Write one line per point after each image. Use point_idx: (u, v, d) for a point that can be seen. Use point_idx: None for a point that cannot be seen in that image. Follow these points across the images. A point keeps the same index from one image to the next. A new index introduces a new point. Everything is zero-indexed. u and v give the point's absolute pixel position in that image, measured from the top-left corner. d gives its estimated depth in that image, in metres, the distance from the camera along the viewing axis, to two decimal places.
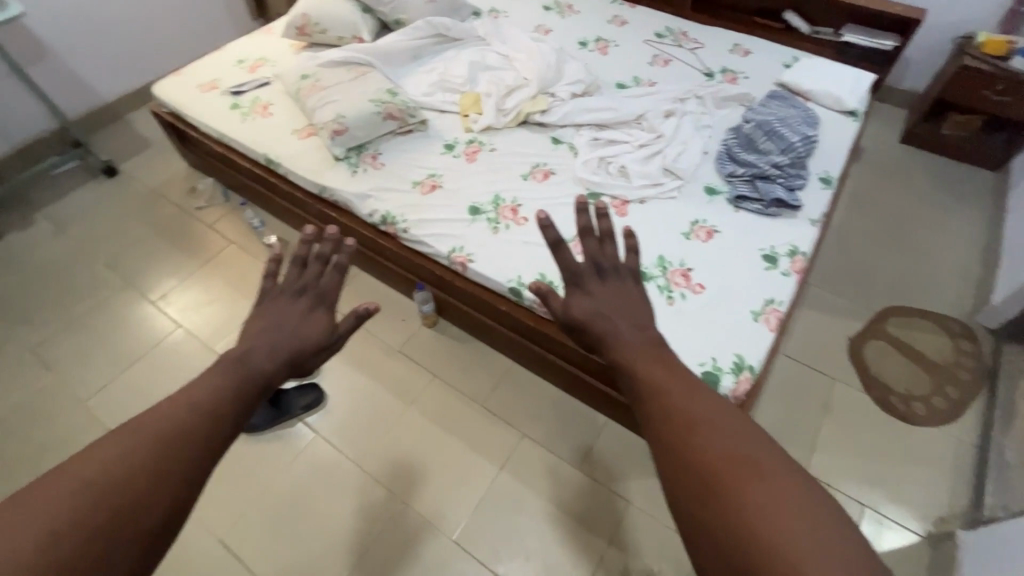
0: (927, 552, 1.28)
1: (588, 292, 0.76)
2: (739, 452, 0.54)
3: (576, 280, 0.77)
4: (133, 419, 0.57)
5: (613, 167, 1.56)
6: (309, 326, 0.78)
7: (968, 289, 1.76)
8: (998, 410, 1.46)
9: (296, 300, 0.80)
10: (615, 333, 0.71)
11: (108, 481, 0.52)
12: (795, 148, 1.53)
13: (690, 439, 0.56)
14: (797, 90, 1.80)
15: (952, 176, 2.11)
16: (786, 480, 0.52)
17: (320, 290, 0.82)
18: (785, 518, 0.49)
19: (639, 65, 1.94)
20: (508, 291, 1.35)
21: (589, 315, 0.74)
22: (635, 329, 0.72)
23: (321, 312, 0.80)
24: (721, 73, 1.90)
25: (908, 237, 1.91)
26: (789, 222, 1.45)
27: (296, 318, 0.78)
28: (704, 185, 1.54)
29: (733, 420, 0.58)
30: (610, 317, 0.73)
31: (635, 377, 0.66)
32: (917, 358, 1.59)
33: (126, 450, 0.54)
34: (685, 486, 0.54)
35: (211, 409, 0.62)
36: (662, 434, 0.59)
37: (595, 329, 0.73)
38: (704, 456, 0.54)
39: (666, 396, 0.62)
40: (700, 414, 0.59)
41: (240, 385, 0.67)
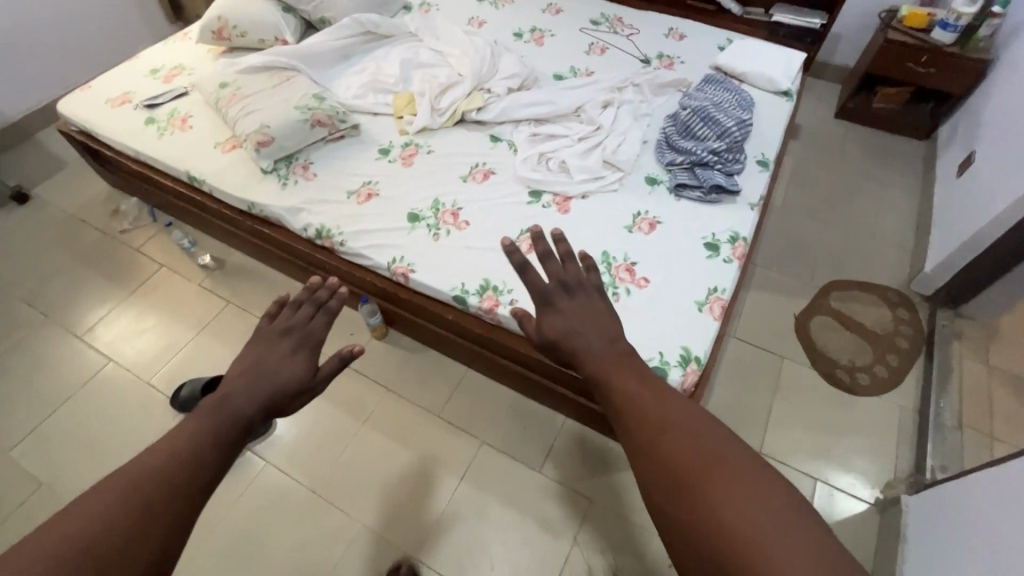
0: (876, 518, 1.33)
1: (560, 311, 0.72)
2: (709, 455, 0.53)
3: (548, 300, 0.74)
4: (112, 473, 0.56)
5: (553, 163, 1.54)
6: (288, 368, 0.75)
7: (903, 259, 1.82)
8: (934, 375, 1.53)
9: (280, 340, 0.78)
10: (584, 347, 0.69)
11: (88, 538, 0.50)
12: (730, 133, 1.53)
13: (661, 446, 0.55)
14: (731, 73, 1.81)
15: (884, 147, 2.18)
16: (754, 480, 0.51)
17: (307, 332, 0.80)
18: (753, 510, 0.48)
19: (576, 55, 1.92)
20: (453, 299, 1.31)
21: (564, 331, 0.71)
22: (603, 340, 0.70)
23: (303, 353, 0.78)
24: (657, 59, 1.89)
25: (845, 211, 1.97)
26: (729, 207, 1.45)
27: (278, 358, 0.75)
28: (645, 175, 1.53)
29: (703, 423, 0.57)
30: (580, 330, 0.71)
31: (606, 387, 0.65)
32: (860, 330, 1.64)
33: (106, 505, 0.53)
34: (655, 491, 0.54)
35: (194, 452, 0.61)
36: (636, 442, 0.58)
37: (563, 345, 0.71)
38: (674, 461, 0.54)
39: (637, 402, 0.61)
40: (669, 415, 0.58)
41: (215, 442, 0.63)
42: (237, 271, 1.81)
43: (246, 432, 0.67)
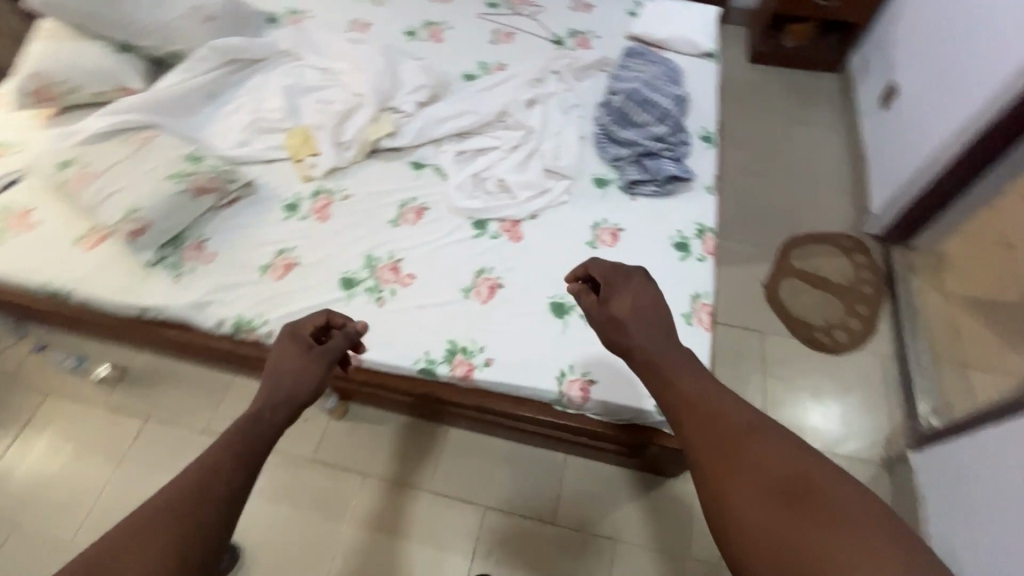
0: (886, 479, 1.34)
1: (626, 296, 0.91)
2: (785, 467, 0.66)
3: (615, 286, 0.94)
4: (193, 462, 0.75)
5: (491, 183, 1.36)
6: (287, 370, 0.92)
7: (847, 201, 1.83)
8: (902, 317, 1.55)
9: (287, 345, 0.96)
10: (644, 343, 0.85)
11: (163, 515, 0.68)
12: (669, 115, 1.42)
13: (737, 453, 0.69)
14: (651, 41, 1.68)
15: (802, 86, 2.17)
16: (833, 494, 0.63)
17: (297, 333, 0.99)
18: (839, 536, 0.59)
19: (482, 48, 1.71)
20: (419, 373, 1.14)
21: (628, 318, 0.88)
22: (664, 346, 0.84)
23: (297, 352, 0.95)
24: (570, 38, 1.73)
25: (783, 161, 1.94)
26: (687, 196, 1.35)
27: (286, 357, 0.94)
28: (592, 177, 1.39)
29: (776, 436, 0.70)
30: (640, 323, 0.87)
31: (674, 390, 0.78)
32: (826, 285, 1.63)
33: (181, 487, 0.71)
34: (743, 506, 0.65)
35: (245, 441, 0.80)
36: (709, 444, 0.71)
37: (625, 335, 0.87)
38: (754, 471, 0.67)
39: (720, 423, 0.72)
40: (752, 444, 0.69)
41: (232, 450, 0.79)
42: (146, 377, 1.52)
43: (276, 428, 0.86)
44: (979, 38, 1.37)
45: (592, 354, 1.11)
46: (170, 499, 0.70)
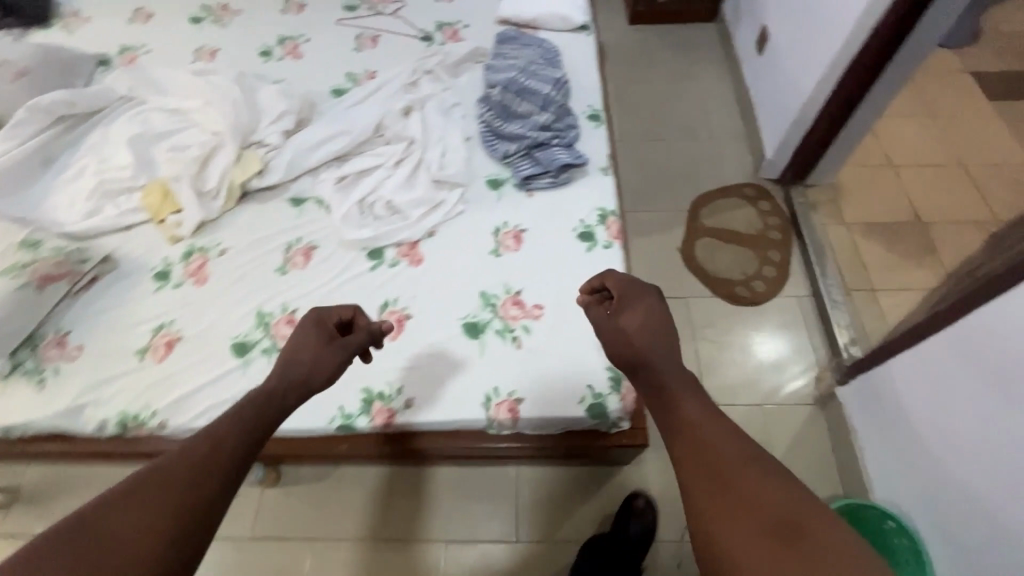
0: (821, 417, 1.38)
1: (636, 307, 0.88)
2: (780, 503, 0.59)
3: (630, 298, 0.90)
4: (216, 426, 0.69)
5: (379, 207, 1.26)
6: (301, 357, 0.85)
7: (743, 149, 1.85)
8: (811, 256, 1.60)
9: (309, 336, 0.89)
10: (651, 358, 0.80)
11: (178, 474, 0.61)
12: (551, 100, 1.36)
13: (737, 485, 0.61)
14: (522, 22, 1.62)
15: (683, 41, 2.17)
16: (834, 542, 0.56)
17: (322, 322, 0.92)
18: None
19: (346, 59, 1.59)
20: (337, 430, 1.05)
21: (636, 329, 0.84)
22: (671, 371, 0.78)
23: (316, 335, 0.89)
24: (438, 31, 1.63)
25: (677, 121, 1.94)
26: (585, 181, 1.31)
27: (306, 348, 0.86)
28: (485, 179, 1.32)
29: (773, 469, 0.63)
30: (650, 338, 0.83)
31: (675, 409, 0.73)
32: (737, 238, 1.66)
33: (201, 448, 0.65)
34: (728, 542, 0.58)
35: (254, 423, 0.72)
36: (701, 481, 0.64)
37: (634, 345, 0.82)
38: (748, 504, 0.60)
39: (716, 450, 0.66)
40: (748, 478, 0.62)
41: (237, 420, 0.71)
42: (42, 493, 1.35)
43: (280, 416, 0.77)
44: None
45: (515, 370, 1.06)
46: (188, 454, 0.63)
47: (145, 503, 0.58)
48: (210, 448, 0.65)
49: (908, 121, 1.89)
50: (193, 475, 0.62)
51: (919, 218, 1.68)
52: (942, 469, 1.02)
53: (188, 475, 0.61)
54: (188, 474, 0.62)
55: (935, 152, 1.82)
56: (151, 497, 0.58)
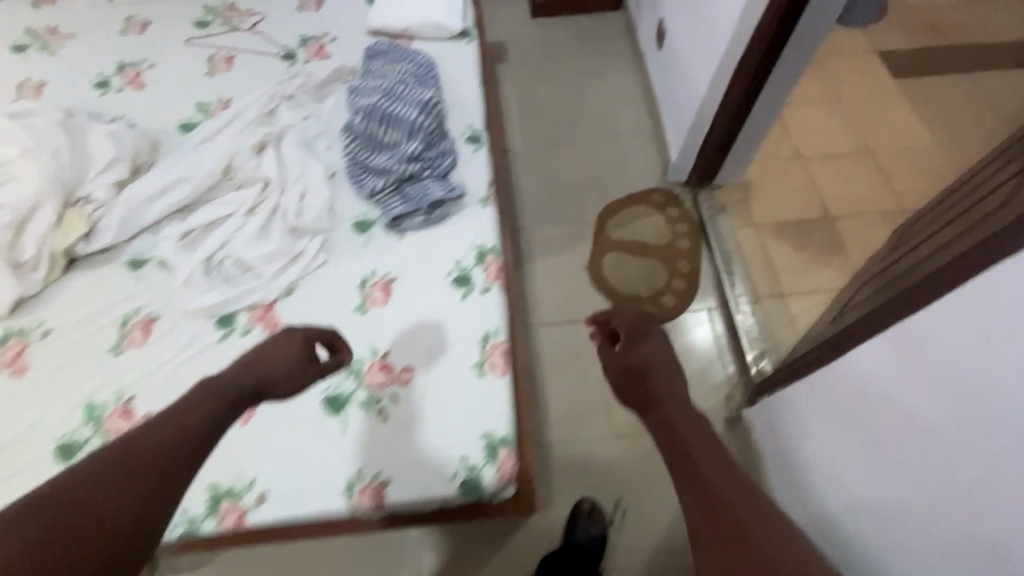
0: (732, 439, 1.34)
1: (650, 342, 1.02)
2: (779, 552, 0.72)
3: (642, 334, 1.03)
4: (161, 428, 0.77)
5: (227, 266, 1.12)
6: (269, 372, 0.90)
7: (651, 151, 1.77)
8: (718, 265, 1.54)
9: (284, 346, 0.92)
10: (671, 405, 0.94)
11: (113, 472, 0.70)
12: (419, 126, 1.23)
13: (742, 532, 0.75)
14: (395, 32, 1.46)
15: (588, 33, 2.04)
16: None
17: (302, 335, 0.94)
18: None
19: (197, 86, 1.41)
20: (182, 537, 0.92)
21: (652, 364, 0.98)
22: (678, 406, 0.94)
23: (298, 346, 0.92)
24: (302, 47, 1.46)
25: (582, 124, 1.84)
26: (462, 215, 1.20)
27: (273, 358, 0.90)
28: (351, 221, 1.19)
29: (773, 520, 0.77)
30: (661, 373, 0.98)
31: (692, 460, 0.85)
32: (645, 250, 1.58)
33: (144, 449, 0.74)
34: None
35: (200, 433, 0.79)
36: (714, 528, 0.78)
37: (649, 381, 0.97)
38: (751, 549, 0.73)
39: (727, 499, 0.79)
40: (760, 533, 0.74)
41: (195, 429, 0.79)
42: None
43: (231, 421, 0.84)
44: None
45: (381, 447, 0.95)
46: (137, 451, 0.73)
47: (117, 486, 0.69)
48: (162, 448, 0.75)
49: (814, 109, 1.84)
50: (156, 471, 0.73)
51: (826, 213, 1.64)
52: (837, 496, 0.95)
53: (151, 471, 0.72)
54: (155, 464, 0.73)
55: (841, 140, 1.77)
56: (89, 487, 0.68)
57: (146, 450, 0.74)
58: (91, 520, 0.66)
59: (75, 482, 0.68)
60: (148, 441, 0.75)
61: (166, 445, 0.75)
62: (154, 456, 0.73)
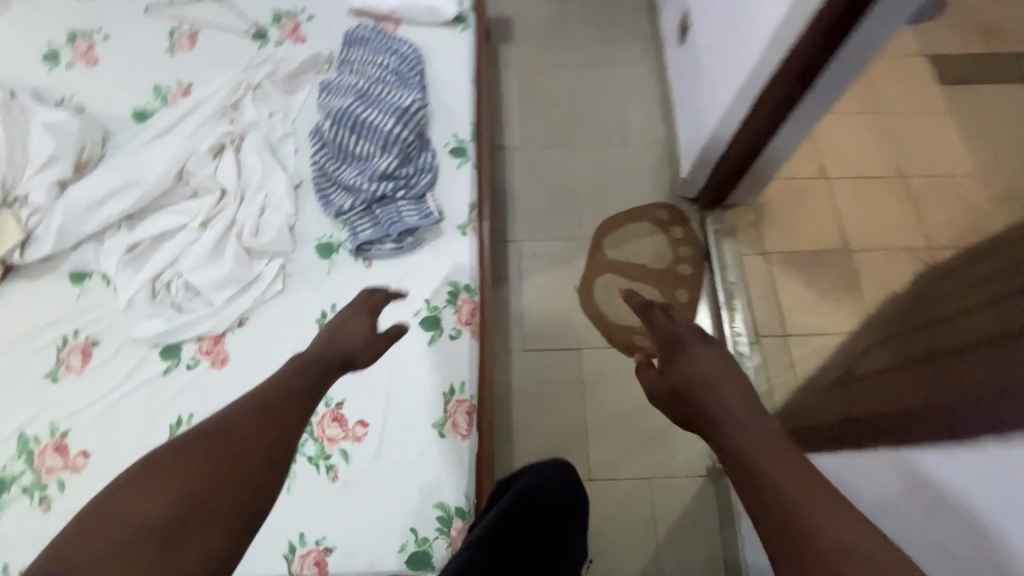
0: (712, 491, 1.27)
1: (693, 356, 0.64)
2: None
3: (678, 344, 0.66)
4: (262, 393, 0.61)
5: (175, 289, 1.02)
6: (345, 341, 0.74)
7: (660, 159, 1.60)
8: (720, 297, 1.42)
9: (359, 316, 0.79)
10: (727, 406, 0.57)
11: (218, 441, 0.54)
12: (394, 138, 1.09)
13: None
14: (379, 14, 1.29)
15: (604, 13, 1.83)
16: None
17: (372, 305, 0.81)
18: None
19: (156, 66, 1.26)
20: None
21: (703, 379, 0.61)
22: (753, 427, 0.54)
23: (366, 319, 0.79)
24: (276, 26, 1.30)
25: (588, 123, 1.67)
26: (437, 243, 1.08)
27: (350, 326, 0.76)
28: (314, 242, 1.07)
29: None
30: (714, 386, 0.59)
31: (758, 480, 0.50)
32: (641, 274, 1.46)
33: (242, 416, 0.57)
34: None
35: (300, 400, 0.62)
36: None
37: (700, 398, 0.59)
38: None
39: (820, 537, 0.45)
40: None
41: (288, 395, 0.62)
42: None
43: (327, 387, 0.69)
44: None
45: (327, 511, 0.89)
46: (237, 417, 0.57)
47: (234, 445, 0.54)
48: (259, 413, 0.58)
49: (848, 120, 1.65)
50: (260, 452, 0.55)
51: (846, 245, 1.50)
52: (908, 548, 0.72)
53: (255, 452, 0.54)
54: (264, 440, 0.56)
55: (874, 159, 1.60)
56: (194, 464, 0.52)
57: (246, 423, 0.57)
58: (219, 506, 0.50)
59: (180, 460, 0.52)
60: (246, 411, 0.58)
61: (262, 420, 0.58)
62: (256, 434, 0.56)
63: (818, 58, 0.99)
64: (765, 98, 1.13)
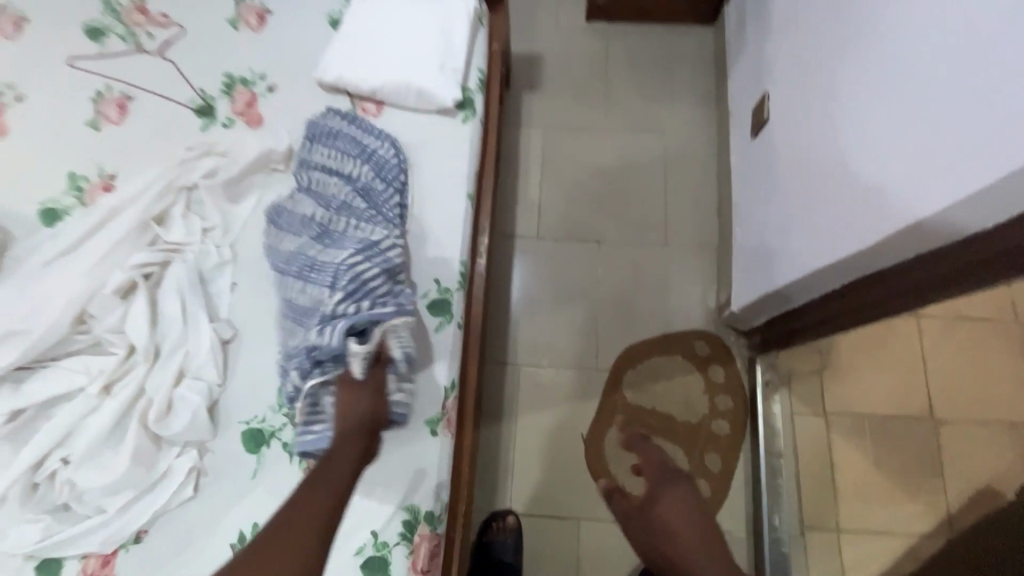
0: None
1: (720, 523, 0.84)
2: None
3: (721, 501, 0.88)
4: (311, 482, 0.72)
5: (58, 486, 0.79)
6: (356, 412, 0.76)
7: (705, 269, 1.30)
8: (762, 472, 1.13)
9: (364, 395, 0.77)
10: None
11: (280, 527, 0.68)
12: (346, 270, 0.81)
13: None
14: (359, 94, 0.99)
15: (659, 59, 1.46)
16: None
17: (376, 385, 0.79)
18: None
19: (74, 145, 0.99)
20: None
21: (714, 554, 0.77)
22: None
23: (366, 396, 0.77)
24: (226, 98, 1.01)
25: (623, 210, 1.35)
26: (399, 443, 0.82)
27: (359, 402, 0.77)
28: (241, 428, 0.84)
29: None
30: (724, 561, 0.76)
31: None
32: (663, 428, 1.18)
33: (296, 507, 0.70)
34: None
35: (331, 489, 0.71)
36: None
37: None
38: None
39: None
40: None
41: (325, 484, 0.72)
42: None
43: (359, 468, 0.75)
44: (891, 90, 0.74)
45: None
46: (292, 510, 0.70)
47: (290, 538, 0.67)
48: (306, 502, 0.70)
49: None
50: (316, 537, 0.68)
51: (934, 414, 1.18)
52: None
53: (310, 538, 0.68)
54: (318, 526, 0.69)
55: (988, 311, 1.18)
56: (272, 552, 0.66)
57: (316, 491, 0.71)
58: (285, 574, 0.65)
59: (274, 532, 0.68)
60: (314, 480, 0.72)
61: (327, 489, 0.72)
62: (326, 501, 0.71)
63: (991, 263, 0.66)
64: (891, 272, 0.80)
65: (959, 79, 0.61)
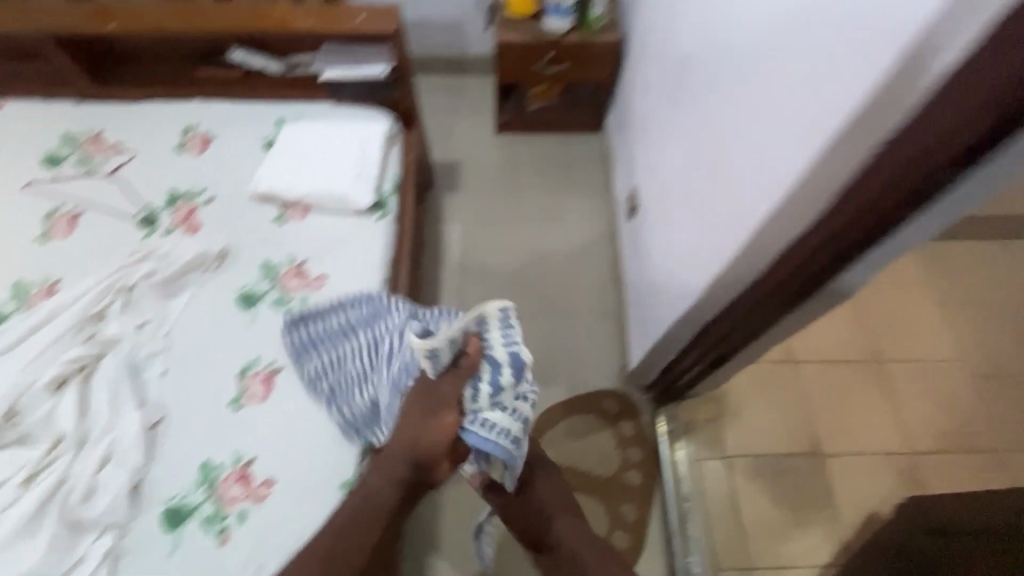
0: None
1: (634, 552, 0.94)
2: None
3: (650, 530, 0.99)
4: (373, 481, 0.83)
5: None
6: (421, 428, 0.78)
7: (609, 334, 1.46)
8: (673, 517, 1.22)
9: (432, 409, 0.78)
10: None
11: (347, 517, 0.82)
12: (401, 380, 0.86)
13: None
14: (287, 201, 1.16)
15: (557, 160, 1.73)
16: None
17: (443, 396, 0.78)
18: None
19: (23, 257, 1.10)
20: None
21: None
22: None
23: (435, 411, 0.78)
24: (169, 210, 1.16)
25: (534, 288, 1.53)
26: (315, 508, 0.88)
27: (422, 424, 0.78)
28: (162, 506, 0.88)
29: None
30: None
31: None
32: (581, 483, 1.27)
33: (358, 501, 0.83)
34: None
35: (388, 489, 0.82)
36: None
37: None
38: None
39: None
40: None
41: (387, 485, 0.82)
42: None
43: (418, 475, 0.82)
44: (696, 180, 0.96)
45: None
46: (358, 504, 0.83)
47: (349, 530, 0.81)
48: (367, 500, 0.82)
49: None
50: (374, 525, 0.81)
51: (818, 448, 1.32)
52: None
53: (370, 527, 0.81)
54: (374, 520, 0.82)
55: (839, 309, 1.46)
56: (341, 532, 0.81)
57: (376, 491, 0.82)
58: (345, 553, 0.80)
59: (338, 519, 0.82)
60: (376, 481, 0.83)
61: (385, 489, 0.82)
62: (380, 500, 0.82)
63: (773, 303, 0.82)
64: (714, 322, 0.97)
65: (725, 170, 0.83)
